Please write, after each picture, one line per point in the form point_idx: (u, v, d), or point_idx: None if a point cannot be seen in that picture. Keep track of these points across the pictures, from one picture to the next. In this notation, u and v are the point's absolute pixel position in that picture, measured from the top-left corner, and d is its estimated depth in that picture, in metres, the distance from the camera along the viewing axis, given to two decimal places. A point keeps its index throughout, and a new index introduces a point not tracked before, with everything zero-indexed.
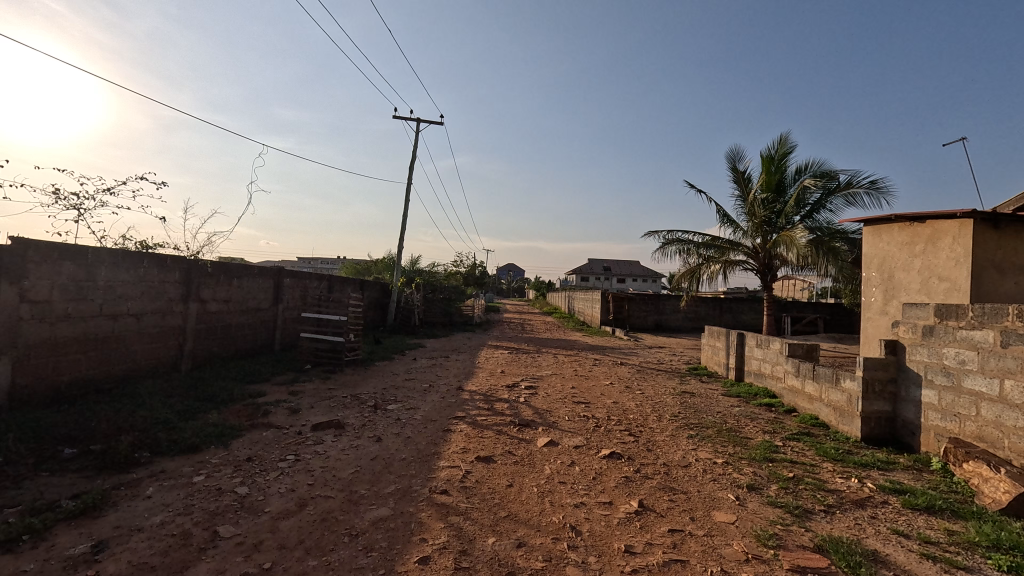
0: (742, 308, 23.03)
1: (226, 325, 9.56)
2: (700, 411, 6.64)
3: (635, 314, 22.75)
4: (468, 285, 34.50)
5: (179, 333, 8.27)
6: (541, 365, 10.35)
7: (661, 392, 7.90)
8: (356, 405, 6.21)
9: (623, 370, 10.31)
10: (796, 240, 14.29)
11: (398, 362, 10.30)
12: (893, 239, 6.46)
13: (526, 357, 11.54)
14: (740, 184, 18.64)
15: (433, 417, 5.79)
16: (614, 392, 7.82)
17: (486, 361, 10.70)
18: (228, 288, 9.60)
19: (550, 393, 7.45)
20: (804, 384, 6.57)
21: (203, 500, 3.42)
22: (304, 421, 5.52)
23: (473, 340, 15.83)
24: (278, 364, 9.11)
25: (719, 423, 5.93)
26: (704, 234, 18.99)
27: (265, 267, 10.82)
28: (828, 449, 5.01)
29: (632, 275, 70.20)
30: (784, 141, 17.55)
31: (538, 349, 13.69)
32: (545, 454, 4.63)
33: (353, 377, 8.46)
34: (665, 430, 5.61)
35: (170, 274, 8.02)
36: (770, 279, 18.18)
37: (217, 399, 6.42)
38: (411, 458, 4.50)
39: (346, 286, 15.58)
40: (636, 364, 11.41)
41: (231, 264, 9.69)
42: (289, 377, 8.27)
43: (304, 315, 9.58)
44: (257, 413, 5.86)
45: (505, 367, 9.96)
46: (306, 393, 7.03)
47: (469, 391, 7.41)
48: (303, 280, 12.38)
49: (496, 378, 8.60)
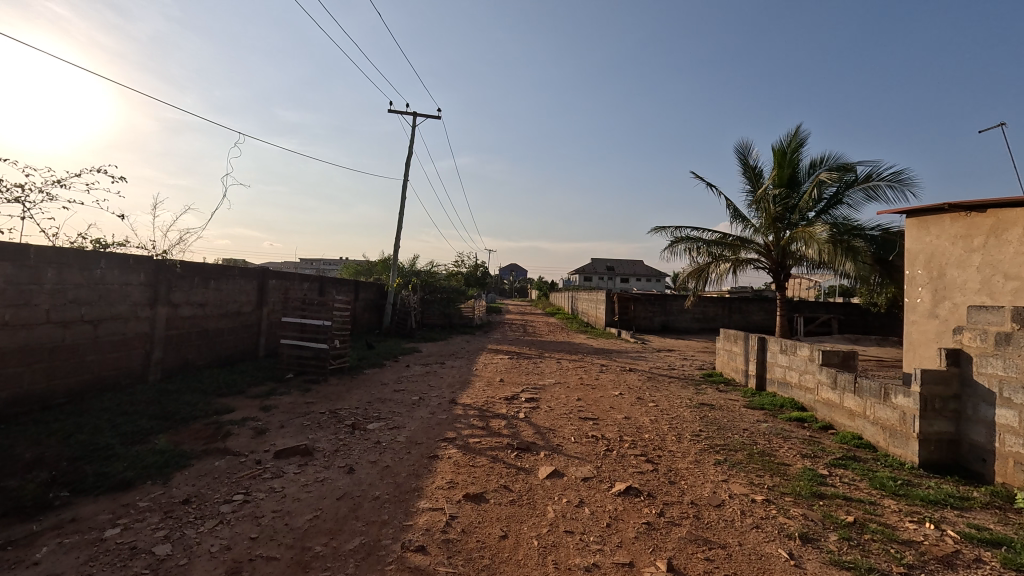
0: (752, 308, 22.20)
1: (203, 331, 8.81)
2: (724, 428, 5.85)
3: (641, 315, 21.94)
4: (469, 285, 33.69)
5: (146, 341, 7.52)
6: (544, 372, 9.58)
7: (677, 404, 7.12)
8: (332, 425, 5.45)
9: (632, 378, 9.53)
10: (814, 237, 13.46)
11: (389, 370, 9.55)
12: (945, 232, 5.65)
13: (527, 363, 10.76)
14: (751, 179, 17.80)
15: (418, 440, 5.02)
16: (624, 404, 7.05)
17: (484, 368, 9.95)
18: (203, 291, 8.85)
19: (554, 407, 6.68)
20: (843, 398, 5.77)
21: (105, 568, 2.65)
22: (268, 446, 4.75)
23: (473, 343, 15.08)
24: (257, 373, 8.37)
25: (748, 444, 5.14)
26: (714, 232, 18.18)
27: (247, 268, 10.08)
28: (885, 480, 4.21)
29: (636, 275, 69.37)
30: (797, 134, 16.74)
31: (540, 353, 12.91)
32: (547, 492, 3.85)
33: (337, 389, 7.70)
34: (687, 454, 4.84)
35: (134, 275, 7.25)
36: (784, 278, 17.34)
37: (177, 417, 5.68)
38: (387, 497, 3.71)
39: (339, 287, 14.84)
40: (646, 370, 10.64)
41: (207, 265, 8.94)
42: (267, 388, 7.52)
43: (286, 319, 8.82)
44: (217, 434, 5.10)
45: (505, 375, 9.19)
46: (281, 408, 6.27)
47: (464, 404, 6.65)
48: (291, 282, 11.66)
49: (494, 389, 7.85)
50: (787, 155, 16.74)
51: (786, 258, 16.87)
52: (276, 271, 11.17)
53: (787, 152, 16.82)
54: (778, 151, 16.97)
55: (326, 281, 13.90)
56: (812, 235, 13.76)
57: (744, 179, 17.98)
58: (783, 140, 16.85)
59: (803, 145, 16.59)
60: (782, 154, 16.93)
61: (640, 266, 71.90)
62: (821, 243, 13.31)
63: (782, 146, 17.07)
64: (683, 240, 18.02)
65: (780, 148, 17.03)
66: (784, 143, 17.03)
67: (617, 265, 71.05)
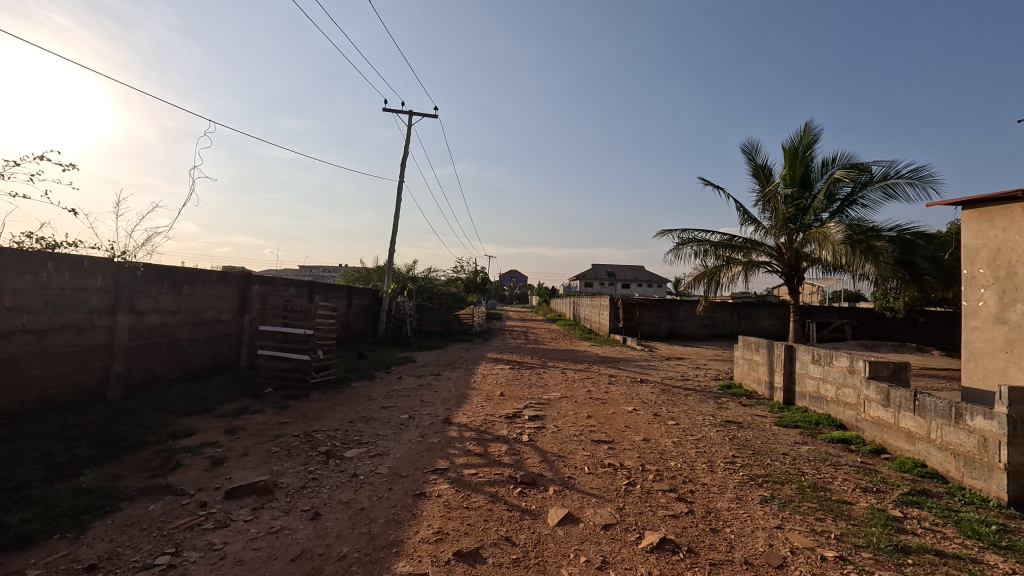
0: (762, 314, 21.42)
1: (173, 341, 8.02)
2: (760, 453, 5.04)
3: (647, 322, 21.13)
4: (469, 292, 32.89)
5: (105, 353, 6.72)
6: (548, 384, 8.77)
7: (700, 422, 6.32)
8: (303, 452, 4.64)
9: (645, 390, 8.73)
10: (831, 237, 12.41)
11: (379, 383, 8.75)
12: (1016, 224, 4.87)
13: (530, 374, 9.97)
14: (760, 178, 17.03)
15: (402, 474, 4.21)
16: (641, 422, 6.25)
17: (483, 380, 9.15)
18: (174, 298, 8.08)
19: (562, 427, 5.88)
20: (899, 419, 4.95)
21: None
22: (221, 481, 3.94)
23: (471, 352, 14.28)
24: (231, 388, 7.56)
25: (795, 475, 4.32)
26: (722, 234, 17.41)
27: (226, 272, 9.30)
28: (977, 526, 3.40)
29: (638, 281, 68.72)
30: (808, 131, 16.02)
31: (543, 363, 12.10)
32: (560, 547, 3.04)
33: (318, 405, 6.90)
34: (726, 488, 4.03)
35: (90, 279, 6.48)
36: (797, 282, 16.55)
37: (125, 443, 4.87)
38: (356, 556, 2.90)
39: (330, 293, 14.06)
40: (658, 381, 9.84)
41: (179, 269, 8.17)
42: (240, 405, 6.71)
43: (265, 328, 7.99)
44: (164, 466, 4.30)
45: (505, 388, 8.39)
46: (249, 431, 5.47)
47: (459, 425, 5.85)
48: (275, 287, 10.88)
49: (494, 405, 7.06)
50: (799, 153, 15.97)
51: (799, 261, 16.10)
52: (259, 275, 10.38)
53: (799, 150, 16.05)
54: (790, 148, 16.20)
55: (316, 286, 13.12)
56: (827, 236, 12.85)
57: (753, 178, 17.22)
58: (795, 138, 16.08)
59: (816, 142, 15.82)
60: (794, 152, 16.16)
61: (641, 271, 71.16)
62: (839, 243, 12.27)
63: (794, 144, 16.31)
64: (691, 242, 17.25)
65: (792, 145, 16.26)
66: (796, 140, 16.28)
67: (617, 270, 70.30)
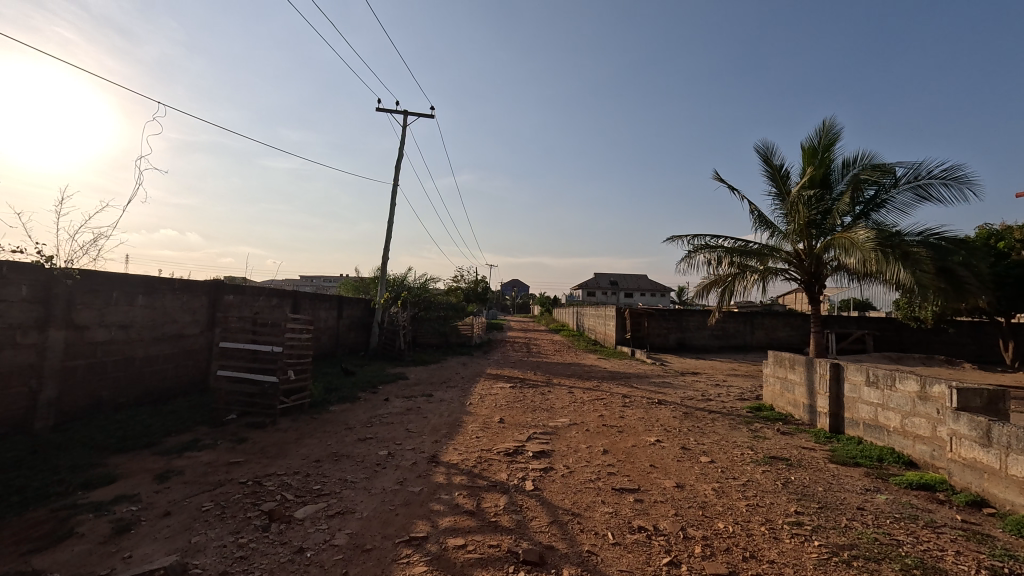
0: (776, 324, 20.32)
1: (123, 360, 6.98)
2: (829, 507, 3.94)
3: (655, 333, 20.04)
4: (469, 302, 31.85)
5: (32, 376, 5.68)
6: (554, 408, 7.68)
7: (740, 460, 5.23)
8: (241, 513, 3.56)
9: (666, 414, 7.64)
10: (859, 244, 11.08)
11: (362, 407, 7.68)
12: None
13: (533, 394, 8.87)
14: (775, 181, 16.06)
15: (365, 549, 3.12)
16: (669, 460, 5.17)
17: (480, 402, 8.08)
18: (126, 310, 7.06)
19: (574, 468, 4.81)
20: (1010, 465, 3.85)
21: None
22: (114, 563, 2.88)
23: (469, 367, 13.19)
24: (186, 415, 6.49)
25: (890, 548, 3.23)
26: (736, 240, 16.32)
27: (192, 280, 8.28)
28: None
29: (641, 289, 67.77)
30: (829, 129, 15.05)
31: (547, 380, 11.01)
32: None
33: (283, 437, 5.83)
34: (806, 571, 2.92)
35: (11, 289, 5.47)
36: (818, 291, 15.48)
37: (17, 496, 3.82)
38: None
39: (316, 304, 13.01)
40: (677, 401, 8.75)
41: (132, 277, 7.15)
42: (189, 438, 5.63)
43: (228, 345, 6.92)
44: (49, 536, 3.24)
45: (505, 413, 7.31)
46: (185, 476, 4.40)
47: (447, 467, 4.77)
48: (250, 297, 9.86)
49: (492, 436, 5.99)
50: (818, 153, 15.01)
51: (819, 268, 15.06)
52: (233, 283, 9.37)
53: (818, 151, 15.11)
54: (808, 148, 15.24)
55: (299, 297, 12.08)
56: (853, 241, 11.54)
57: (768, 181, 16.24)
58: (813, 137, 15.14)
59: (835, 142, 14.87)
60: (812, 153, 15.22)
61: (644, 280, 70.21)
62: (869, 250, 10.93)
63: (812, 144, 15.37)
64: (702, 248, 16.20)
65: (810, 146, 15.32)
66: (814, 140, 15.34)
67: (620, 280, 69.27)
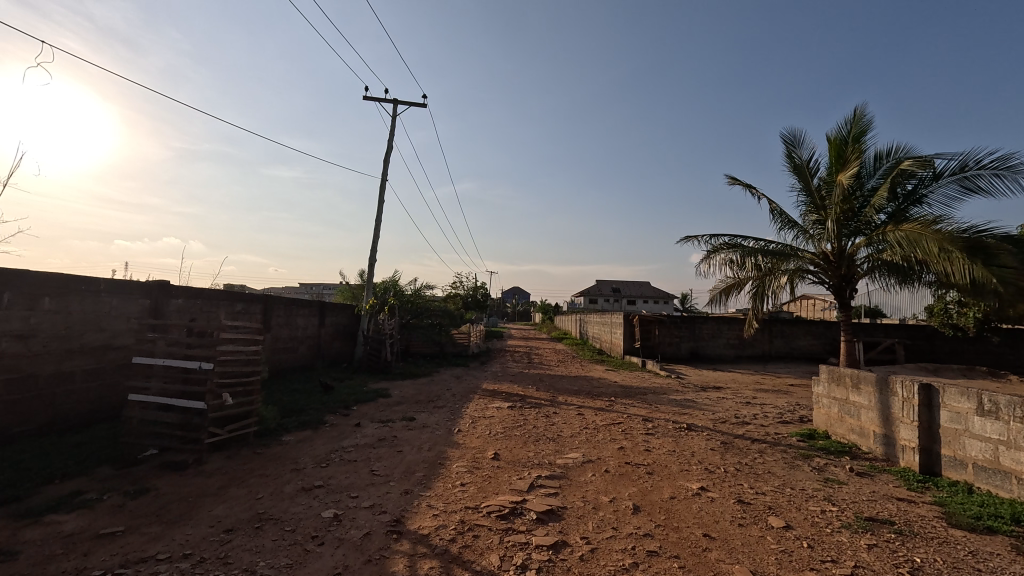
0: (797, 332, 18.80)
1: (19, 380, 5.51)
2: None
3: (666, 342, 18.58)
4: (467, 310, 30.51)
5: None
6: (561, 437, 6.22)
7: (825, 523, 3.78)
8: None
9: (700, 444, 6.17)
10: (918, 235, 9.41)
11: (323, 437, 6.20)
12: None
13: (534, 417, 7.40)
14: (799, 176, 14.60)
15: None
16: (727, 524, 3.71)
17: (471, 429, 6.63)
18: (26, 317, 5.61)
19: (598, 545, 3.31)
20: None
21: None
22: None
23: (462, 381, 11.73)
24: (89, 451, 5.01)
25: None
26: (760, 240, 14.82)
27: (124, 281, 6.84)
28: None
29: (643, 296, 66.47)
30: (858, 117, 13.55)
31: (550, 397, 9.52)
32: None
33: (204, 487, 4.36)
34: None
35: None
36: (850, 294, 14.17)
37: None
38: None
39: (291, 309, 11.58)
40: (709, 426, 7.28)
41: (35, 275, 5.71)
42: (71, 489, 4.15)
43: (139, 361, 5.35)
44: None
45: (501, 444, 5.86)
46: (14, 566, 2.92)
47: (414, 544, 3.27)
48: (204, 302, 8.40)
49: (482, 484, 4.52)
50: (847, 144, 13.50)
51: (851, 270, 13.75)
52: (183, 285, 7.95)
53: (846, 142, 13.61)
54: (836, 139, 13.72)
55: (269, 302, 10.69)
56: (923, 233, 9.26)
57: (790, 176, 14.76)
58: (842, 127, 13.62)
59: (866, 132, 13.36)
60: (840, 144, 13.70)
61: (647, 286, 68.80)
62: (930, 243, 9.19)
63: (839, 135, 13.86)
64: (723, 248, 14.81)
65: (838, 137, 13.80)
66: (841, 130, 13.84)
67: (623, 287, 67.92)
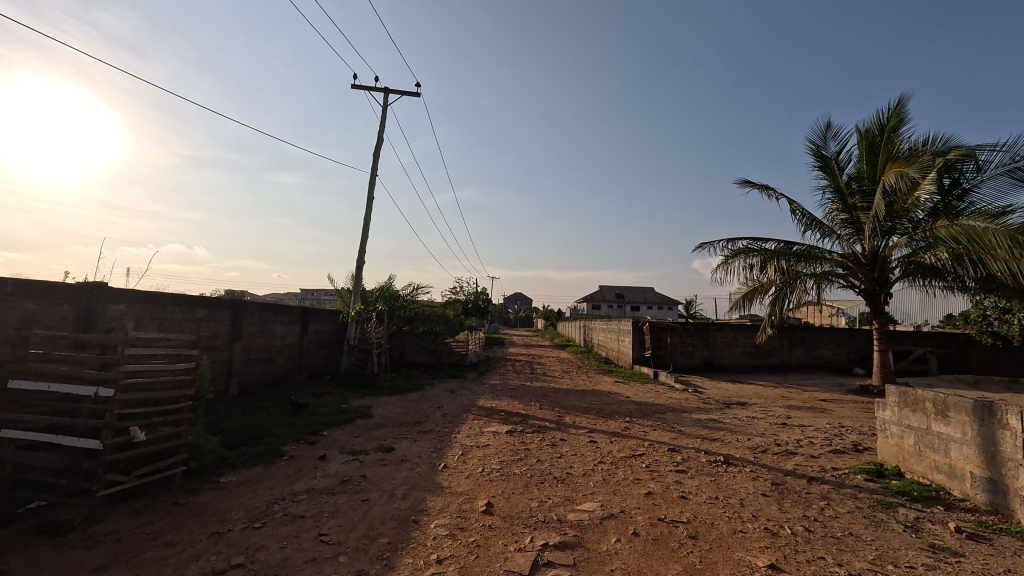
0: (819, 340, 17.46)
1: None
2: None
3: (678, 351, 17.30)
4: (467, 317, 29.21)
5: None
6: (572, 478, 4.95)
7: None
8: None
9: (749, 487, 4.88)
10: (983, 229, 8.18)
11: (271, 478, 4.92)
12: None
13: (538, 446, 6.15)
14: (826, 172, 13.36)
15: None
16: None
17: (459, 465, 5.37)
18: None
19: None
20: None
21: None
22: None
23: (457, 396, 10.47)
24: None
25: None
26: (778, 241, 13.37)
27: (39, 281, 5.59)
28: None
29: (648, 303, 65.10)
30: (894, 106, 12.28)
31: (556, 417, 8.25)
32: None
33: (76, 566, 3.09)
34: None
35: None
36: (884, 298, 12.89)
37: None
38: None
39: (266, 315, 10.35)
40: (750, 458, 6.00)
41: None
42: None
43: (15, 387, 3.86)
44: None
45: (495, 489, 4.60)
46: None
47: None
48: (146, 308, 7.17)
49: (467, 562, 3.22)
50: (882, 136, 12.23)
51: (886, 273, 12.51)
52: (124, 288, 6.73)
53: (881, 134, 12.34)
54: (870, 131, 12.45)
55: (238, 308, 9.45)
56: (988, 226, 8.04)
57: (817, 171, 13.51)
58: (876, 118, 12.34)
59: (905, 123, 12.08)
60: (873, 136, 12.42)
61: (652, 293, 67.42)
62: (999, 236, 7.96)
63: (874, 126, 12.57)
64: (741, 252, 13.53)
65: (870, 127, 12.55)
66: (875, 122, 12.56)
67: (627, 293, 66.62)
